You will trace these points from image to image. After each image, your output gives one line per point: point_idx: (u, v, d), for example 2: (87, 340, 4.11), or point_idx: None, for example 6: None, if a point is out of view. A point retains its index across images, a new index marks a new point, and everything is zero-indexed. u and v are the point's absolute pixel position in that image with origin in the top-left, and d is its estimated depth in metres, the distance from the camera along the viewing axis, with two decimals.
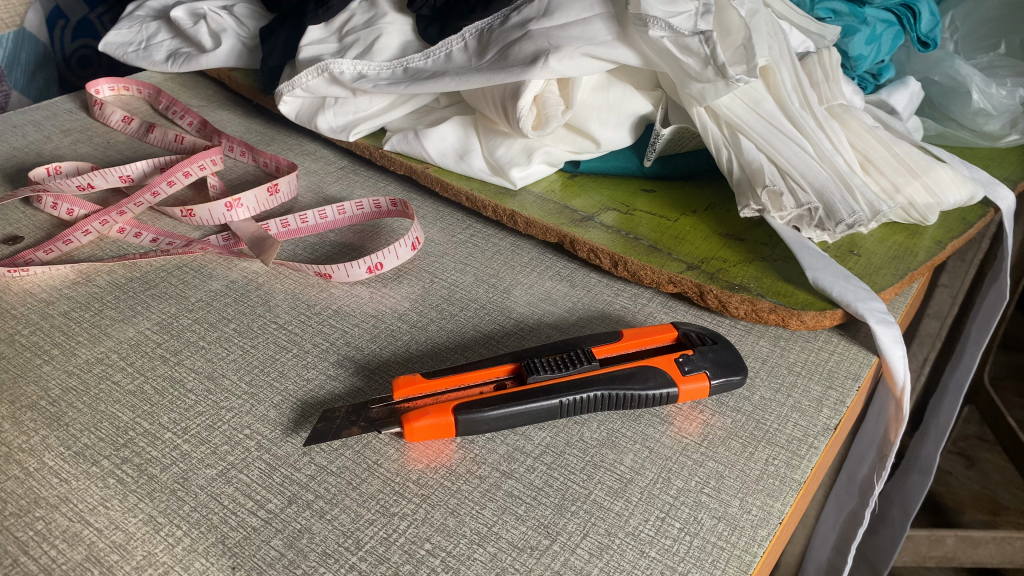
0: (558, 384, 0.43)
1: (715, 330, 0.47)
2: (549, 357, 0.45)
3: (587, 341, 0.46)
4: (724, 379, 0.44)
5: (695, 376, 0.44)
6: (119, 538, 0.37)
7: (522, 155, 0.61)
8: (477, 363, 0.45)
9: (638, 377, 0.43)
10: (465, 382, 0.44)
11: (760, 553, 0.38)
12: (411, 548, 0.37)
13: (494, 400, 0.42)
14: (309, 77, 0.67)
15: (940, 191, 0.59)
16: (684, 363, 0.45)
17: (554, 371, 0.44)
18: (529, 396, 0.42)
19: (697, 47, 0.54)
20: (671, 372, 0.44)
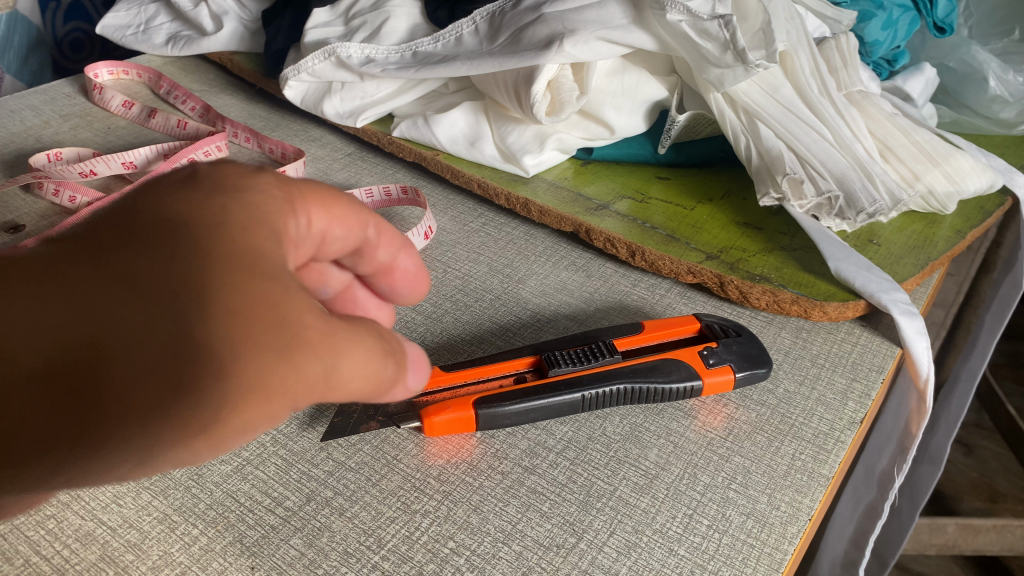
0: (580, 377, 0.42)
1: (736, 321, 0.46)
2: (569, 350, 0.44)
3: (608, 334, 0.45)
4: (749, 372, 0.44)
5: (719, 369, 0.43)
6: (133, 537, 0.36)
7: (535, 141, 0.60)
8: (497, 356, 0.43)
9: (661, 370, 0.43)
10: (485, 376, 0.43)
11: (791, 550, 0.37)
12: (435, 546, 0.36)
13: (516, 394, 0.41)
14: (315, 61, 0.65)
15: (961, 179, 0.58)
16: (709, 355, 0.44)
17: (575, 364, 0.42)
18: (550, 389, 0.41)
19: (717, 31, 0.53)
20: (694, 364, 0.43)
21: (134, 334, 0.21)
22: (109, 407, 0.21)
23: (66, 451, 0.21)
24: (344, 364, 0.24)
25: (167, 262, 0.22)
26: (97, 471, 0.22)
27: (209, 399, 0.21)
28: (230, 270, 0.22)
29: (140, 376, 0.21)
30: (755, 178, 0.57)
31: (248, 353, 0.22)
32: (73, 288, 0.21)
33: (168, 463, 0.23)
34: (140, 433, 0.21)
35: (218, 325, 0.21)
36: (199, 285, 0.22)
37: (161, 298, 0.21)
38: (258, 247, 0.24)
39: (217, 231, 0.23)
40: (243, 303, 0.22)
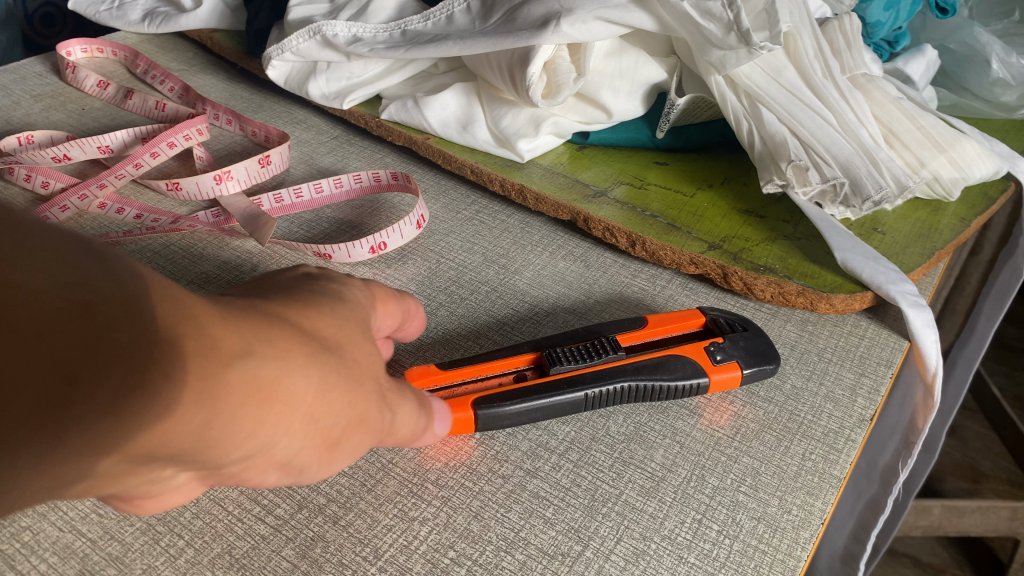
0: (582, 376, 0.40)
1: (741, 315, 0.45)
2: (571, 346, 0.42)
3: (610, 327, 0.43)
4: (756, 370, 0.42)
5: (726, 366, 0.42)
6: (115, 550, 0.34)
7: (530, 125, 0.58)
8: (497, 352, 0.42)
9: (667, 368, 0.41)
10: (484, 373, 0.41)
11: (804, 557, 0.35)
12: (435, 556, 0.34)
13: (515, 393, 0.39)
14: (300, 40, 0.63)
15: (966, 165, 0.56)
16: (715, 351, 0.42)
17: (577, 361, 0.41)
18: (552, 388, 0.39)
19: (720, 12, 0.50)
20: (701, 361, 0.42)
21: (313, 366, 0.28)
22: (286, 419, 0.27)
23: (239, 453, 0.26)
24: (398, 417, 0.34)
25: (317, 322, 0.30)
26: (232, 467, 0.27)
27: (338, 425, 0.29)
28: (350, 336, 0.31)
29: (310, 401, 0.27)
30: (758, 164, 0.55)
31: (363, 398, 0.30)
32: (273, 327, 0.27)
33: (279, 471, 0.29)
34: (292, 444, 0.27)
35: (349, 372, 0.30)
36: (337, 342, 0.30)
37: (320, 345, 0.29)
38: (359, 324, 0.33)
39: (337, 307, 0.33)
40: (359, 359, 0.31)
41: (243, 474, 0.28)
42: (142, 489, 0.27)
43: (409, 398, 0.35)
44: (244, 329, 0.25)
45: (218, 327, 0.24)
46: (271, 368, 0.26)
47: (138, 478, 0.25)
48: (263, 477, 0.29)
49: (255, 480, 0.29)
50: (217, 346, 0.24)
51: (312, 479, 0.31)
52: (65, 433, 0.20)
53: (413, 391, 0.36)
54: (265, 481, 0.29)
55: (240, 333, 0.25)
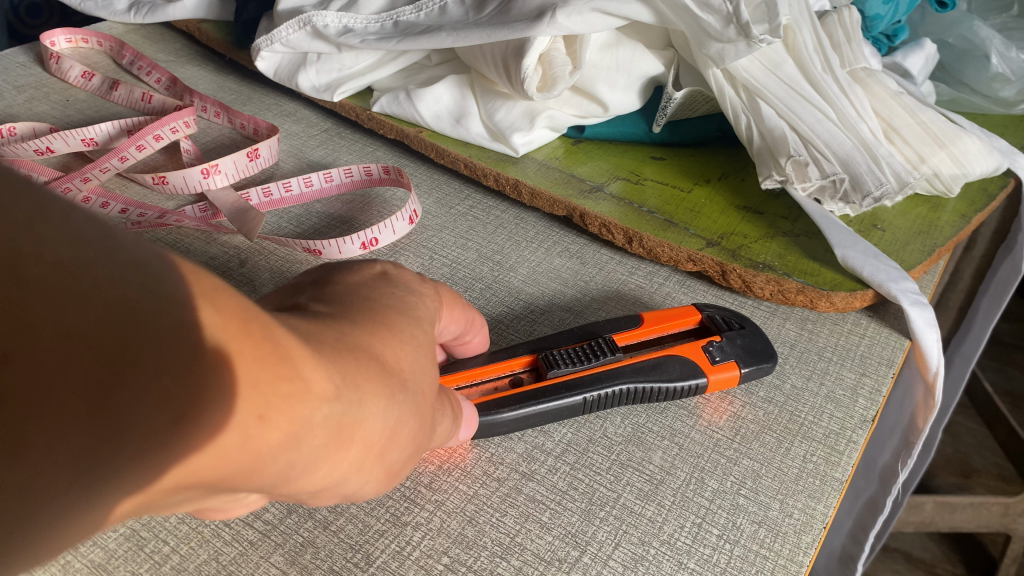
0: (581, 379, 0.39)
1: (738, 312, 0.44)
2: (568, 349, 0.41)
3: (607, 327, 0.42)
4: (755, 368, 0.41)
5: (724, 366, 0.41)
6: (97, 557, 0.33)
7: (525, 119, 0.57)
8: (493, 355, 0.40)
9: (665, 369, 0.40)
10: (480, 378, 0.40)
11: (806, 562, 0.35)
12: (428, 562, 0.33)
13: (513, 399, 0.38)
14: (290, 31, 0.61)
15: (967, 160, 0.55)
16: (713, 351, 0.41)
17: (575, 363, 0.40)
18: (551, 394, 0.38)
19: (719, 4, 0.50)
20: (700, 361, 0.41)
21: (389, 405, 0.27)
22: (357, 457, 0.26)
23: (309, 485, 0.26)
24: (439, 435, 0.33)
25: (399, 350, 0.29)
26: (301, 494, 0.27)
27: (401, 459, 0.29)
28: (426, 365, 0.30)
29: (382, 439, 0.27)
30: (757, 159, 0.55)
31: (426, 429, 0.30)
32: (358, 363, 0.26)
33: (343, 497, 0.29)
34: (358, 477, 0.27)
35: (419, 405, 0.29)
36: (414, 375, 0.29)
37: (398, 380, 0.28)
38: (433, 348, 0.32)
39: (412, 318, 0.31)
40: (428, 390, 0.30)
41: (309, 498, 0.28)
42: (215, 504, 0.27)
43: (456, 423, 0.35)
44: (332, 372, 0.24)
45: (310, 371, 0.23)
46: (353, 412, 0.25)
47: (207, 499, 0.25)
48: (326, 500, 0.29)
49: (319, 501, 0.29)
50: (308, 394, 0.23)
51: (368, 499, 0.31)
52: (144, 472, 0.19)
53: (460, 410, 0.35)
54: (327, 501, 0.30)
55: (330, 377, 0.24)
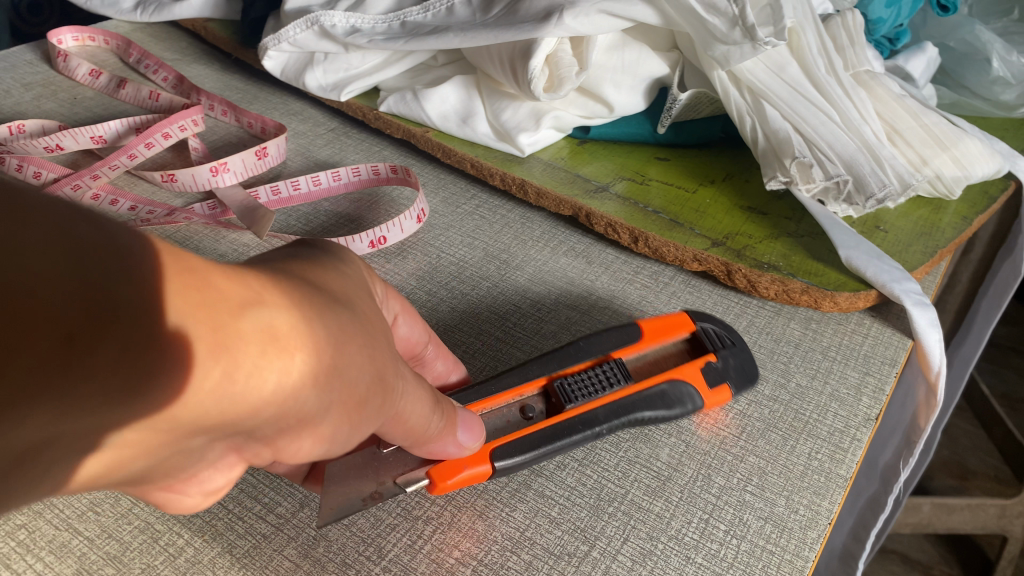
0: (597, 412, 0.37)
1: (728, 326, 0.43)
2: (578, 374, 0.39)
3: (604, 344, 0.41)
4: (741, 389, 0.41)
5: (718, 390, 0.40)
6: (113, 549, 0.33)
7: (531, 119, 0.57)
8: (503, 380, 0.38)
9: (670, 400, 0.39)
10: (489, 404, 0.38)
11: (812, 557, 0.35)
12: (439, 556, 0.34)
13: (530, 437, 0.36)
14: (297, 31, 0.62)
15: (969, 163, 0.56)
16: (709, 374, 0.40)
17: (589, 394, 0.38)
18: (568, 431, 0.36)
19: (725, 7, 0.50)
20: (700, 387, 0.40)
21: (325, 320, 0.24)
22: (309, 375, 0.23)
23: (265, 414, 0.22)
24: (417, 405, 0.30)
25: (323, 275, 0.26)
26: (260, 432, 0.24)
27: (363, 382, 0.26)
28: (354, 288, 0.28)
29: (331, 355, 0.24)
30: (761, 160, 0.55)
31: (381, 350, 0.27)
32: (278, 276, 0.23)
33: (312, 437, 0.26)
34: (319, 403, 0.24)
35: (363, 323, 0.26)
36: (345, 294, 0.26)
37: (331, 300, 0.25)
38: (361, 280, 0.29)
39: (339, 259, 0.29)
40: (370, 314, 0.27)
41: (273, 441, 0.25)
42: (177, 468, 0.24)
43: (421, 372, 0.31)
44: (246, 278, 0.21)
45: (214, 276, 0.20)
46: (285, 318, 0.22)
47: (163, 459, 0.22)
48: (294, 446, 0.26)
49: (287, 449, 0.26)
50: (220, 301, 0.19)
51: (346, 446, 0.28)
52: (77, 392, 0.16)
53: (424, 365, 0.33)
54: (295, 453, 0.26)
55: (244, 283, 0.21)
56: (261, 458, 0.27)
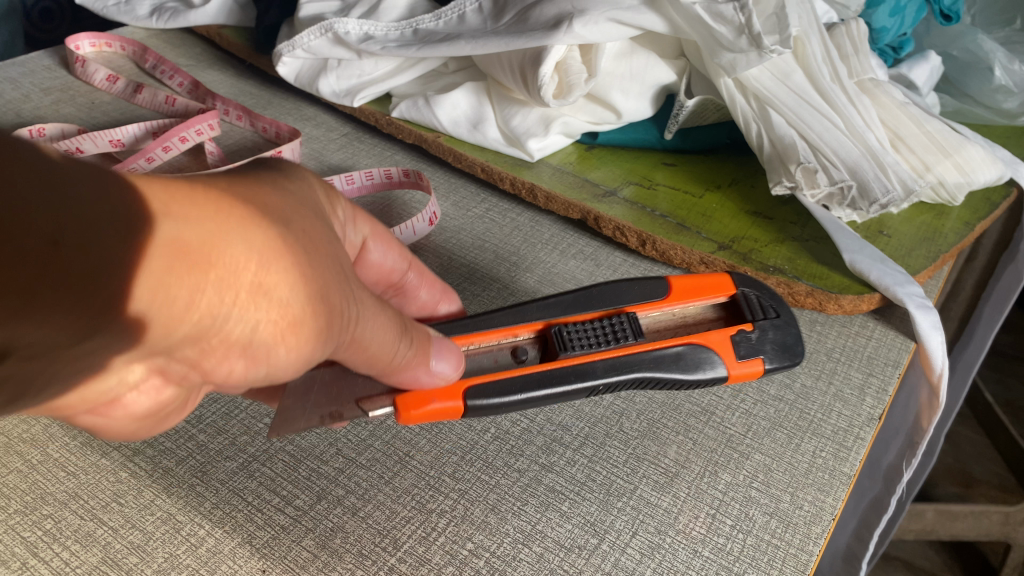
0: (592, 364, 0.38)
1: (777, 296, 0.43)
2: (584, 324, 0.40)
3: (624, 298, 0.42)
4: (781, 363, 0.40)
5: (749, 361, 0.40)
6: (137, 538, 0.34)
7: (540, 125, 0.58)
8: (498, 319, 0.40)
9: (686, 363, 0.39)
10: (482, 340, 0.40)
11: (816, 552, 0.36)
12: (453, 548, 0.35)
13: (515, 381, 0.37)
14: (312, 37, 0.63)
15: (972, 169, 0.57)
16: (739, 343, 0.40)
17: (590, 346, 0.39)
18: (559, 378, 0.37)
19: (732, 15, 0.51)
20: (724, 355, 0.40)
21: (253, 230, 0.23)
22: (228, 290, 0.22)
23: (182, 331, 0.22)
24: (365, 326, 0.30)
25: (257, 188, 0.26)
26: (182, 350, 0.24)
27: (298, 301, 0.25)
28: (292, 203, 0.27)
29: (255, 271, 0.23)
30: (767, 166, 0.56)
31: (318, 268, 0.26)
32: (198, 185, 0.22)
33: (243, 357, 0.26)
34: (244, 320, 0.24)
35: (297, 239, 0.25)
36: (281, 209, 0.26)
37: (262, 211, 0.24)
38: (304, 198, 0.29)
39: (282, 175, 0.28)
40: (309, 231, 0.27)
41: (199, 359, 0.25)
42: (97, 384, 0.25)
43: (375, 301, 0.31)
44: (153, 187, 0.20)
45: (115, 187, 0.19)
46: (195, 231, 0.21)
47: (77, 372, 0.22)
48: (227, 365, 0.26)
49: (219, 369, 0.26)
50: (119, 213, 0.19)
51: (287, 371, 0.28)
52: None
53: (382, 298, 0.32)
54: (229, 371, 0.27)
55: (149, 191, 0.20)
56: (194, 379, 0.27)
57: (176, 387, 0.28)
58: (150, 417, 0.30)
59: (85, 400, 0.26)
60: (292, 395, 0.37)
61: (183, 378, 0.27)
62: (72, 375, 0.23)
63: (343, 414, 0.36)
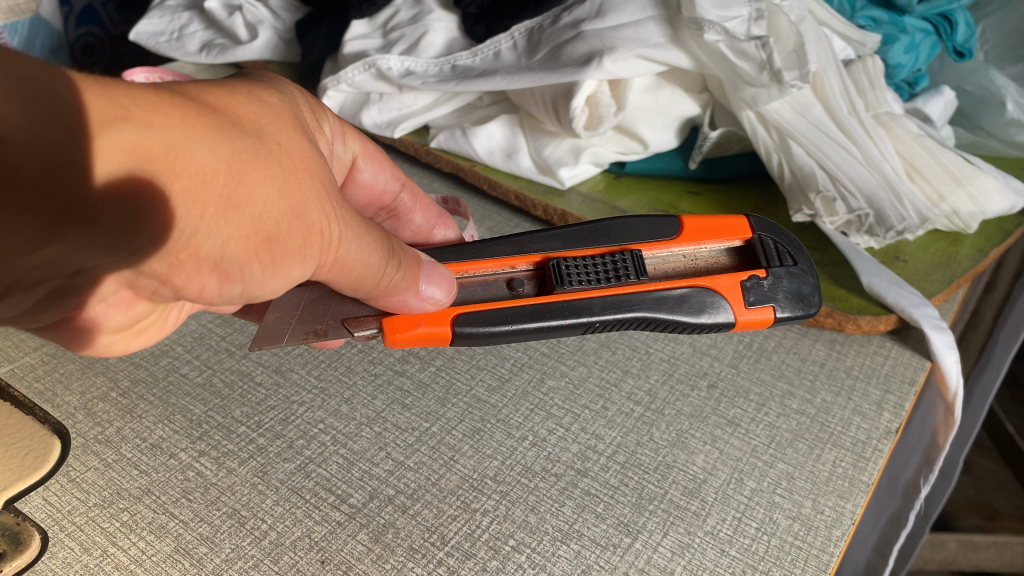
0: (591, 303, 0.41)
1: (796, 243, 0.45)
2: (585, 260, 0.43)
3: (632, 235, 0.44)
4: (793, 312, 0.43)
5: (759, 308, 0.43)
6: (206, 531, 0.37)
7: (570, 154, 0.62)
8: (496, 249, 0.43)
9: (690, 306, 0.42)
10: (477, 268, 0.43)
11: (836, 553, 0.38)
12: (496, 544, 0.37)
13: (511, 316, 0.40)
14: (355, 73, 0.66)
15: (984, 200, 0.59)
16: (750, 290, 0.43)
17: (588, 283, 0.42)
18: (554, 313, 0.41)
19: (754, 52, 0.54)
20: (732, 301, 0.43)
21: (220, 143, 0.26)
22: (197, 201, 0.26)
23: (150, 237, 0.26)
24: (348, 247, 0.33)
25: (232, 101, 0.28)
26: (156, 262, 0.27)
27: (270, 218, 0.28)
28: (270, 119, 0.29)
29: (223, 183, 0.26)
30: (788, 193, 0.59)
31: (295, 188, 0.29)
32: (170, 95, 0.25)
33: (215, 272, 0.29)
34: (213, 234, 0.27)
35: (270, 155, 0.28)
36: (256, 124, 0.28)
37: (235, 124, 0.27)
38: (286, 114, 0.31)
39: (263, 91, 0.31)
40: (285, 145, 0.29)
41: (174, 273, 0.29)
42: (76, 279, 0.29)
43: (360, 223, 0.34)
44: (118, 91, 0.23)
45: (71, 88, 0.21)
46: (158, 137, 0.24)
47: (61, 268, 0.26)
48: (200, 281, 0.30)
49: (193, 285, 0.30)
50: (80, 114, 0.21)
51: (261, 290, 0.32)
52: None
53: (370, 224, 0.35)
54: (204, 287, 0.30)
55: (111, 94, 0.23)
56: (173, 294, 0.31)
57: (152, 298, 0.32)
58: (124, 331, 0.37)
59: (63, 302, 0.31)
60: (279, 311, 0.40)
61: (157, 292, 0.31)
62: (51, 271, 0.27)
63: (327, 333, 0.39)
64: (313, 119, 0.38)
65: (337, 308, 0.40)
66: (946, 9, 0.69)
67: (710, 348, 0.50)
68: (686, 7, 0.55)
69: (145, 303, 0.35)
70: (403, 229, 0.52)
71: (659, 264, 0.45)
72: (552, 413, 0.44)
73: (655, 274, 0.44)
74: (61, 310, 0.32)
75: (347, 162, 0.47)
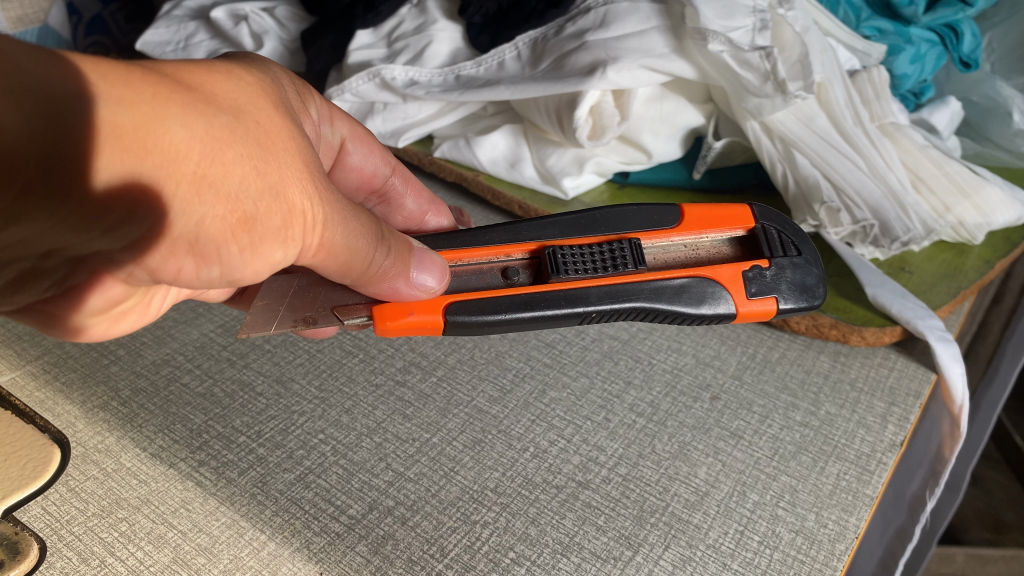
0: (588, 293, 0.41)
1: (799, 233, 0.45)
2: (583, 249, 0.43)
3: (631, 224, 0.44)
4: (797, 303, 0.43)
5: (761, 299, 0.43)
6: (204, 541, 0.37)
7: (574, 164, 0.61)
8: (492, 237, 0.43)
9: (691, 296, 0.42)
10: (471, 256, 0.43)
11: (840, 566, 0.38)
12: (496, 556, 0.37)
13: (508, 305, 0.40)
14: (360, 82, 0.67)
15: (990, 209, 0.59)
16: (751, 281, 0.43)
17: (584, 274, 0.42)
18: (550, 303, 0.40)
19: (757, 62, 0.54)
20: (734, 291, 0.43)
21: (195, 119, 0.26)
22: (170, 179, 0.26)
23: (121, 214, 0.26)
24: (335, 232, 0.33)
25: (210, 79, 0.28)
26: (128, 238, 0.28)
27: (248, 198, 0.28)
28: (250, 97, 0.29)
29: (197, 162, 0.26)
30: (793, 203, 0.59)
31: (274, 167, 0.29)
32: (142, 71, 0.25)
33: (192, 253, 0.29)
34: (188, 213, 0.27)
35: (249, 135, 0.28)
36: (234, 103, 0.28)
37: (212, 101, 0.27)
38: (267, 93, 0.30)
39: (245, 70, 0.31)
40: (265, 124, 0.29)
41: (147, 252, 0.29)
42: (50, 258, 0.29)
43: (347, 211, 0.33)
44: (89, 64, 0.23)
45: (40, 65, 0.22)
46: (130, 115, 0.24)
47: (33, 246, 0.27)
48: (177, 261, 0.30)
49: (170, 265, 0.30)
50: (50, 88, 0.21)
51: (242, 273, 0.32)
52: None
53: (358, 210, 0.34)
54: (181, 268, 0.30)
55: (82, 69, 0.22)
56: (150, 277, 0.31)
57: (130, 281, 0.32)
58: (105, 314, 0.37)
59: (35, 283, 0.31)
60: (268, 298, 0.40)
61: (134, 275, 0.31)
62: (24, 251, 0.27)
63: (316, 320, 0.39)
64: (298, 100, 0.38)
65: (327, 296, 0.40)
66: (952, 19, 0.68)
67: (714, 360, 0.49)
68: (688, 18, 0.55)
69: (122, 288, 0.35)
70: (396, 215, 0.51)
71: (659, 254, 0.45)
72: (553, 424, 0.44)
73: (654, 263, 0.44)
74: (38, 289, 0.32)
75: (336, 145, 0.47)
